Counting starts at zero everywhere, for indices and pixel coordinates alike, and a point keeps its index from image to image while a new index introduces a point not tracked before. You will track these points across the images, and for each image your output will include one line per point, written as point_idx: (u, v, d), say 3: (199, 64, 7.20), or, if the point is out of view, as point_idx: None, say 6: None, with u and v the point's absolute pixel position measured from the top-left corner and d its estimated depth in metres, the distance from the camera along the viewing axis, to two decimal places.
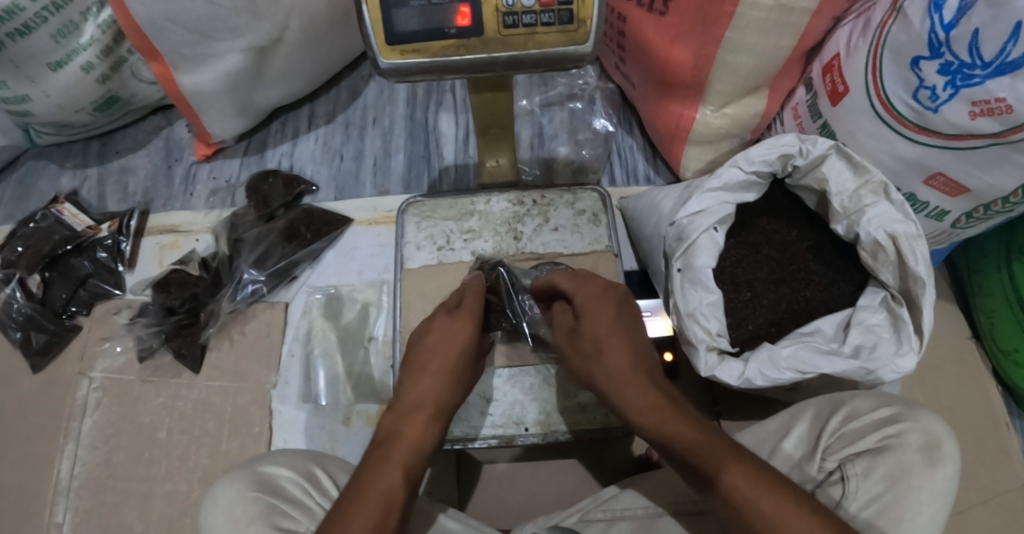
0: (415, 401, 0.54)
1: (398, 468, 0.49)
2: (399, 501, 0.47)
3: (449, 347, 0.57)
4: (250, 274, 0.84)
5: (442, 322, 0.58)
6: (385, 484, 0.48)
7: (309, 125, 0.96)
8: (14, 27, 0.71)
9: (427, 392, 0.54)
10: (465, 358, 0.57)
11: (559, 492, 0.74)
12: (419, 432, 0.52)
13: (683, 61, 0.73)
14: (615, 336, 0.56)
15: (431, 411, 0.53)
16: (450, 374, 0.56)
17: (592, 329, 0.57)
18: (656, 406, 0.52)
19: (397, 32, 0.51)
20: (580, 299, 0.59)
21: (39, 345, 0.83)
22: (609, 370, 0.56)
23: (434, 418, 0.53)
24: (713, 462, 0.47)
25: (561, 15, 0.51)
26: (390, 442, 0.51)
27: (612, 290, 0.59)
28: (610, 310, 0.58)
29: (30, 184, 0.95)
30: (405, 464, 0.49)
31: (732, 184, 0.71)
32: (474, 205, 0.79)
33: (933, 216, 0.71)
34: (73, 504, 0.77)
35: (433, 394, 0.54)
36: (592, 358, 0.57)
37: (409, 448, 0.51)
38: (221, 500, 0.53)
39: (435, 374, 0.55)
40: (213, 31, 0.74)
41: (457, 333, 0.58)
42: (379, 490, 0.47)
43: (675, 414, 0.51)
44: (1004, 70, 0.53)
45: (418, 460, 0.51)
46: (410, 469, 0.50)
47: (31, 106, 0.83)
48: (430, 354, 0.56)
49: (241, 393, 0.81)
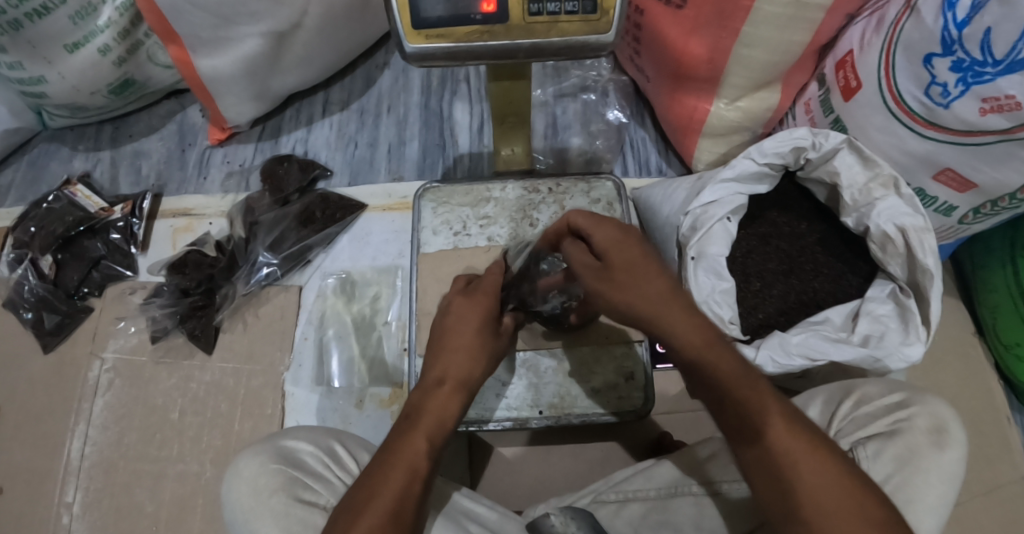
0: (443, 375, 0.55)
1: (422, 436, 0.50)
2: (422, 467, 0.48)
3: (467, 324, 0.57)
4: (265, 258, 0.84)
5: (460, 303, 0.59)
6: (411, 452, 0.49)
7: (323, 112, 0.97)
8: (32, 8, 0.72)
9: (449, 366, 0.55)
10: (486, 328, 0.58)
11: (570, 476, 0.75)
12: (444, 405, 0.53)
13: (698, 54, 0.74)
14: (653, 272, 0.48)
15: (454, 384, 0.54)
16: (476, 347, 0.56)
17: (618, 262, 0.48)
18: (729, 371, 0.46)
19: (423, 17, 0.52)
20: (602, 236, 0.49)
21: (51, 325, 0.83)
22: (653, 305, 0.47)
23: (458, 390, 0.54)
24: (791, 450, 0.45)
25: (584, 4, 0.52)
26: (415, 414, 0.52)
27: (629, 229, 0.49)
28: (637, 247, 0.48)
29: (41, 166, 0.96)
30: (429, 433, 0.50)
31: (745, 175, 0.72)
32: (489, 192, 0.81)
33: (940, 211, 0.73)
34: (84, 484, 0.77)
35: (455, 367, 0.55)
36: (630, 296, 0.47)
37: (433, 419, 0.51)
38: (244, 472, 0.54)
39: (458, 351, 0.56)
40: (233, 15, 0.75)
41: (473, 310, 0.59)
42: (406, 459, 0.48)
43: (758, 389, 0.46)
44: (1014, 68, 0.54)
45: (442, 432, 0.51)
46: (434, 439, 0.50)
47: (47, 87, 0.83)
48: (459, 331, 0.57)
49: (254, 376, 0.81)
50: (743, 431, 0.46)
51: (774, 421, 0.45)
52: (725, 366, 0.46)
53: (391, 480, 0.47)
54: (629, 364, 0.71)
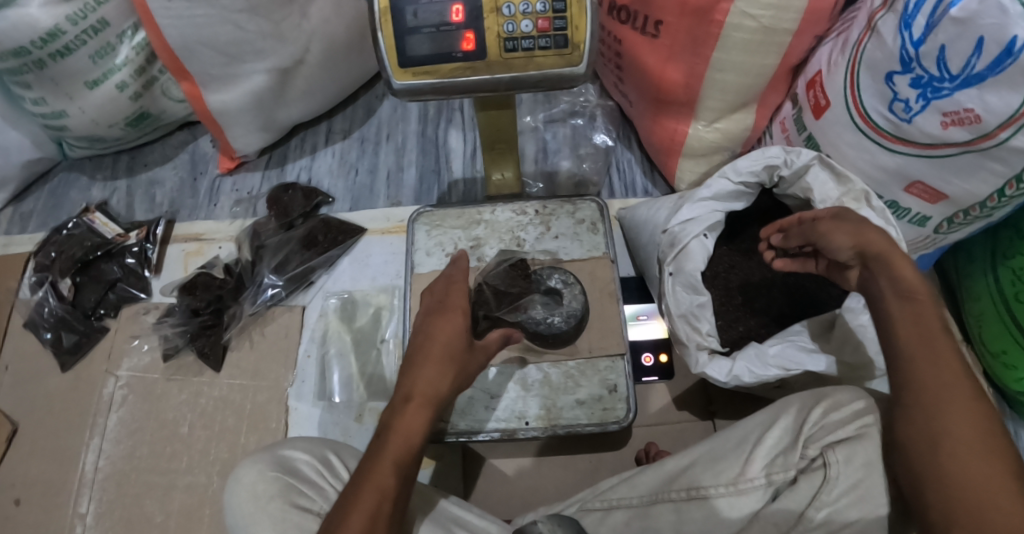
0: (410, 392, 0.56)
1: (389, 461, 0.52)
2: (391, 488, 0.51)
3: (440, 337, 0.58)
4: (271, 279, 0.89)
5: (433, 321, 0.60)
6: (379, 472, 0.51)
7: (326, 141, 1.02)
8: (55, 49, 0.78)
9: (421, 381, 0.56)
10: (456, 345, 0.58)
11: (561, 486, 0.78)
12: (417, 425, 0.55)
13: (675, 79, 0.78)
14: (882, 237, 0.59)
15: (425, 399, 0.55)
16: (444, 361, 0.57)
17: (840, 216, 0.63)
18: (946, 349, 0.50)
19: (410, 56, 0.56)
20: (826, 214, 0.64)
21: (69, 344, 0.88)
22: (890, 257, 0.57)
23: (425, 405, 0.55)
24: (957, 402, 0.46)
25: (557, 40, 0.56)
26: (383, 437, 0.54)
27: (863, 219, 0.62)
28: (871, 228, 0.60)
29: (62, 195, 1.01)
30: (403, 448, 0.53)
31: (721, 194, 0.76)
32: (481, 215, 0.85)
33: (915, 222, 0.76)
34: (97, 495, 0.81)
35: (428, 382, 0.56)
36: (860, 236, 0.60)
37: (401, 441, 0.53)
38: (244, 479, 0.58)
39: (427, 365, 0.56)
40: (241, 53, 0.81)
41: (444, 325, 0.59)
42: (376, 479, 0.51)
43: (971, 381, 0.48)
44: (970, 83, 0.57)
45: (411, 454, 0.53)
46: (402, 462, 0.52)
47: (68, 120, 0.89)
48: (432, 343, 0.58)
49: (260, 391, 0.85)
50: (940, 373, 0.48)
51: (950, 375, 0.48)
52: (920, 322, 0.51)
53: (362, 502, 0.49)
54: (613, 376, 0.74)
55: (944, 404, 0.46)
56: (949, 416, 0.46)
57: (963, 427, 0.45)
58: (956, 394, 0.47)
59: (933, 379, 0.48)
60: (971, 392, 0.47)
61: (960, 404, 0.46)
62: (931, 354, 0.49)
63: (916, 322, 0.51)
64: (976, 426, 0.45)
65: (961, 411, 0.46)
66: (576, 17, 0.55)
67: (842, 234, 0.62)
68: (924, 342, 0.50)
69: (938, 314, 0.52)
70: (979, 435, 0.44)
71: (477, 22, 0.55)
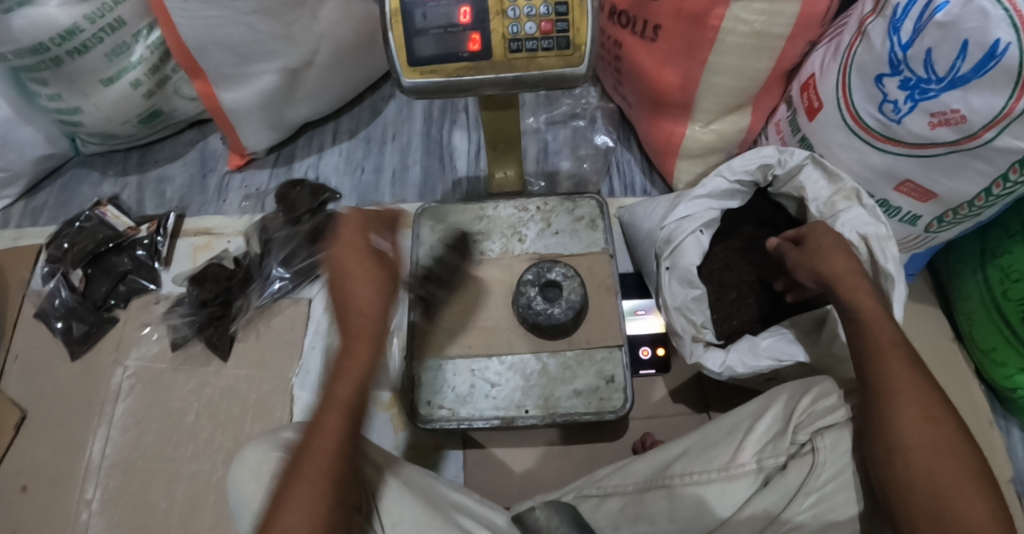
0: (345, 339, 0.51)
1: (337, 414, 0.49)
2: (344, 440, 0.49)
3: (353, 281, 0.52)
4: (278, 272, 0.91)
5: (343, 264, 0.53)
6: (328, 432, 0.49)
7: (333, 140, 1.05)
8: (73, 46, 0.80)
9: (350, 320, 0.51)
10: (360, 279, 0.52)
11: (558, 477, 0.80)
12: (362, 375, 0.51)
13: (672, 82, 0.81)
14: (843, 260, 0.65)
15: (362, 340, 0.51)
16: (362, 294, 0.51)
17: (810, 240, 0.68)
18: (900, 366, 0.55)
19: (418, 55, 0.58)
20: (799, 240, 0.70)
21: (79, 334, 0.90)
22: (848, 282, 0.63)
23: (366, 342, 0.51)
24: (913, 417, 0.51)
25: (559, 42, 0.58)
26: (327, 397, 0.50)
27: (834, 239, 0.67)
28: (838, 252, 0.66)
29: (73, 190, 1.04)
30: (347, 404, 0.50)
31: (717, 192, 0.79)
32: (483, 211, 0.87)
33: (906, 220, 0.77)
34: (103, 482, 0.83)
35: (357, 315, 0.51)
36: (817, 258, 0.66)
37: (350, 390, 0.50)
38: (249, 461, 0.59)
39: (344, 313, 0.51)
40: (252, 53, 0.83)
41: (351, 267, 0.52)
42: (326, 438, 0.49)
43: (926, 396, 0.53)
44: (955, 85, 0.59)
45: (360, 399, 0.50)
46: (351, 409, 0.50)
47: (82, 117, 0.91)
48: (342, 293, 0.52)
49: (264, 382, 0.87)
50: (887, 388, 0.53)
51: (904, 386, 0.53)
52: (876, 344, 0.57)
53: (314, 463, 0.48)
54: (609, 367, 0.76)
55: (898, 413, 0.52)
56: (905, 427, 0.51)
57: (916, 438, 0.50)
58: (910, 408, 0.52)
59: (889, 394, 0.53)
60: (927, 408, 0.52)
61: (916, 419, 0.51)
62: (890, 372, 0.54)
63: (867, 339, 0.58)
64: (927, 440, 0.50)
65: (913, 422, 0.51)
66: (577, 20, 0.58)
67: (805, 263, 0.68)
68: (878, 358, 0.56)
69: (884, 330, 0.58)
70: (932, 447, 0.50)
71: (482, 24, 0.57)
